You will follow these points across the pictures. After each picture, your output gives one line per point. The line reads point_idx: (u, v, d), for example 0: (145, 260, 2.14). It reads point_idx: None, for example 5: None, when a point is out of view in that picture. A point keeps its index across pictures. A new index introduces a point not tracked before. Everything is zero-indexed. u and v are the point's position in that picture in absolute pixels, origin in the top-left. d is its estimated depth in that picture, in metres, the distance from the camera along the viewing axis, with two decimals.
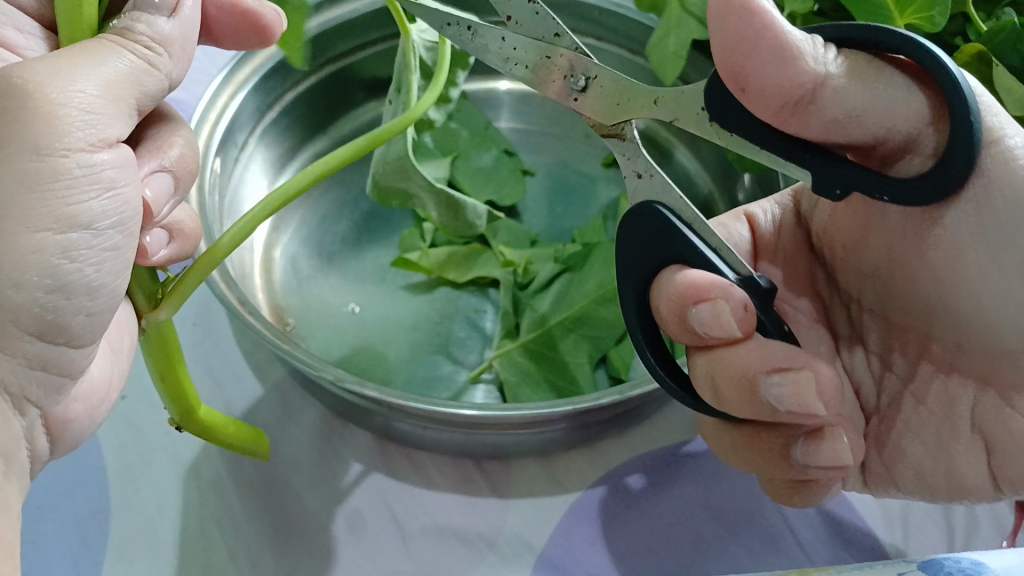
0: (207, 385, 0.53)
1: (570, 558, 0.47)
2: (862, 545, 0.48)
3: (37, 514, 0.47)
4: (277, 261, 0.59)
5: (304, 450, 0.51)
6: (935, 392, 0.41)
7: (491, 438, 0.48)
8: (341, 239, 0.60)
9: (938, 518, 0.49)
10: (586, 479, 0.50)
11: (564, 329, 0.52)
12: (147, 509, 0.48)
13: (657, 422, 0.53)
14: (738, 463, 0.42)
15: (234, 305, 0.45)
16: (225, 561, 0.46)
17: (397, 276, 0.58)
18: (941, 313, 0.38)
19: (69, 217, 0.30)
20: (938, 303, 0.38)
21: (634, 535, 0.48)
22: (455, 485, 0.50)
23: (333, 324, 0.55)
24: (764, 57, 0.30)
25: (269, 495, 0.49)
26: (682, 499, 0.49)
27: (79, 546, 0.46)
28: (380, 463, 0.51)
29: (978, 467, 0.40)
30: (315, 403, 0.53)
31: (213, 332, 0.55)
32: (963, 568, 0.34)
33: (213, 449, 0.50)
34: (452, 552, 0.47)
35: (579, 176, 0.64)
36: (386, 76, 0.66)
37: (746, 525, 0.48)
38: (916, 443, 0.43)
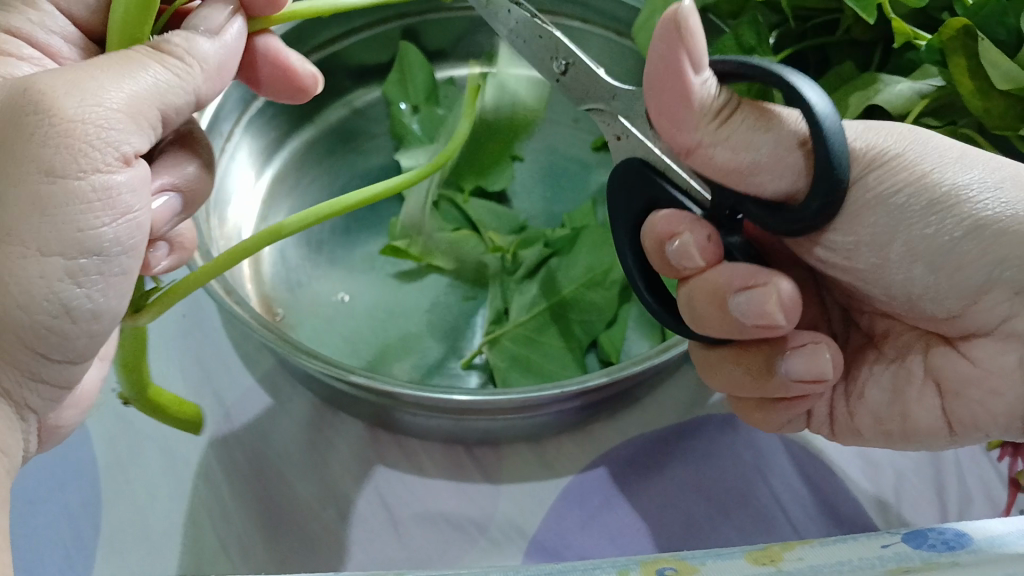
0: (196, 376, 0.53)
1: (561, 542, 0.47)
2: (855, 524, 0.47)
3: (28, 508, 0.47)
4: (266, 251, 0.58)
5: (294, 439, 0.51)
6: (900, 343, 0.41)
7: (480, 424, 0.48)
8: (330, 228, 0.59)
9: (931, 496, 0.48)
10: (577, 463, 0.50)
11: (552, 314, 0.52)
12: (138, 502, 0.48)
13: (647, 404, 0.52)
14: (717, 382, 0.42)
15: (220, 296, 0.45)
16: (216, 552, 0.46)
17: (386, 264, 0.58)
18: (877, 284, 0.37)
19: (81, 244, 0.30)
20: (876, 273, 0.37)
21: (625, 518, 0.48)
22: (447, 472, 0.50)
23: (322, 312, 0.55)
24: (673, 101, 0.31)
25: (260, 485, 0.49)
26: (674, 481, 0.49)
27: (70, 539, 0.46)
28: (371, 450, 0.51)
29: (933, 409, 0.39)
30: (304, 391, 0.53)
31: (202, 323, 0.55)
32: (946, 541, 0.34)
33: (203, 440, 0.50)
34: (443, 538, 0.47)
35: (569, 161, 0.64)
36: (371, 63, 0.65)
37: (739, 506, 0.48)
38: (870, 396, 0.42)
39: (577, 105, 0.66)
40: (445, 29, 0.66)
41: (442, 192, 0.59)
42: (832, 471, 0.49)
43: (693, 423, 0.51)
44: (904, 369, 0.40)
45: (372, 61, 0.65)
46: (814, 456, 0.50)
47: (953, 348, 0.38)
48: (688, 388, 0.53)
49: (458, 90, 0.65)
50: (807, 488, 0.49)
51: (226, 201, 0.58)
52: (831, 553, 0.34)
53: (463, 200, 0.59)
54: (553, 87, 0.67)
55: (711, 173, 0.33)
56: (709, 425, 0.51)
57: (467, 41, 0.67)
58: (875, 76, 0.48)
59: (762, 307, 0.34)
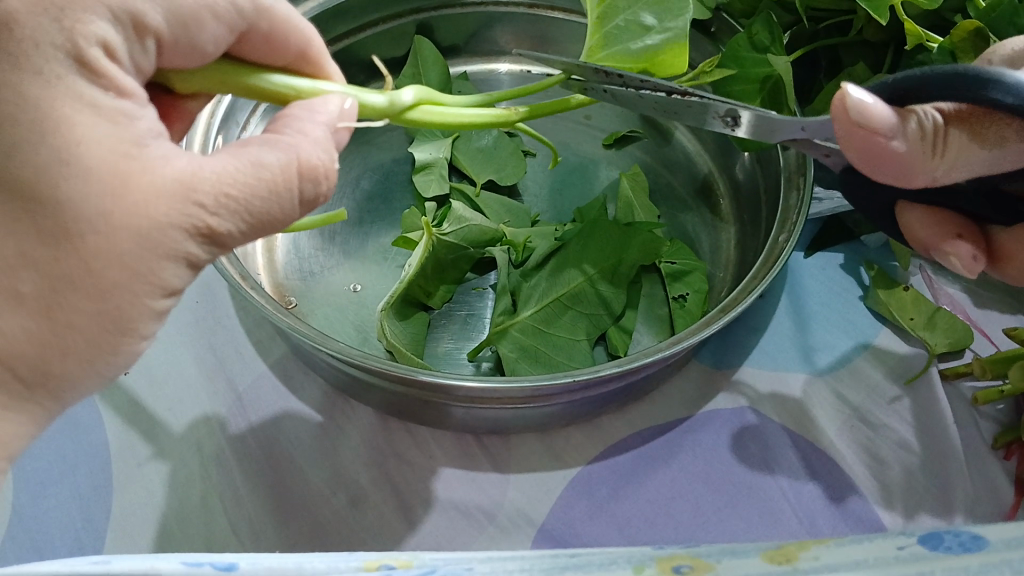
0: (209, 363, 0.53)
1: (569, 530, 0.48)
2: (862, 520, 0.48)
3: (39, 490, 0.48)
4: (280, 240, 0.59)
5: (305, 425, 0.51)
6: (981, 143, 0.32)
7: (492, 412, 0.48)
8: (343, 220, 0.60)
9: (937, 493, 0.49)
10: (586, 453, 0.50)
11: (561, 306, 0.52)
12: (150, 485, 0.48)
13: (656, 397, 0.53)
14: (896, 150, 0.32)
15: (236, 281, 0.44)
16: (226, 534, 0.47)
17: (398, 255, 0.58)
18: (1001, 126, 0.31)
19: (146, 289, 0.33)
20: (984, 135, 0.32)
21: (632, 509, 0.48)
22: (456, 460, 0.50)
23: (335, 301, 0.56)
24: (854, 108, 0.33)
25: (272, 472, 0.49)
26: (682, 473, 0.50)
27: (82, 522, 0.47)
28: (381, 439, 0.51)
29: (998, 150, 0.32)
30: (315, 378, 0.53)
31: (216, 310, 0.55)
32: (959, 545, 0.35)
33: (215, 425, 0.51)
34: (453, 525, 0.48)
35: (582, 158, 0.64)
36: (386, 56, 0.66)
37: (746, 499, 0.49)
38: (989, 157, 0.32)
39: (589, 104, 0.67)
40: (459, 23, 0.66)
41: (454, 184, 0.59)
42: (837, 465, 0.50)
43: (702, 418, 0.52)
44: (1006, 150, 0.32)
45: (387, 55, 0.66)
46: (820, 451, 0.50)
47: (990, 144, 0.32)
48: (696, 381, 0.53)
49: (471, 85, 0.66)
50: (815, 485, 0.49)
51: None
52: (844, 554, 0.36)
53: (474, 193, 0.59)
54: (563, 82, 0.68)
55: (854, 136, 0.33)
56: (717, 418, 0.52)
57: (481, 36, 0.68)
58: None
59: (957, 149, 0.32)
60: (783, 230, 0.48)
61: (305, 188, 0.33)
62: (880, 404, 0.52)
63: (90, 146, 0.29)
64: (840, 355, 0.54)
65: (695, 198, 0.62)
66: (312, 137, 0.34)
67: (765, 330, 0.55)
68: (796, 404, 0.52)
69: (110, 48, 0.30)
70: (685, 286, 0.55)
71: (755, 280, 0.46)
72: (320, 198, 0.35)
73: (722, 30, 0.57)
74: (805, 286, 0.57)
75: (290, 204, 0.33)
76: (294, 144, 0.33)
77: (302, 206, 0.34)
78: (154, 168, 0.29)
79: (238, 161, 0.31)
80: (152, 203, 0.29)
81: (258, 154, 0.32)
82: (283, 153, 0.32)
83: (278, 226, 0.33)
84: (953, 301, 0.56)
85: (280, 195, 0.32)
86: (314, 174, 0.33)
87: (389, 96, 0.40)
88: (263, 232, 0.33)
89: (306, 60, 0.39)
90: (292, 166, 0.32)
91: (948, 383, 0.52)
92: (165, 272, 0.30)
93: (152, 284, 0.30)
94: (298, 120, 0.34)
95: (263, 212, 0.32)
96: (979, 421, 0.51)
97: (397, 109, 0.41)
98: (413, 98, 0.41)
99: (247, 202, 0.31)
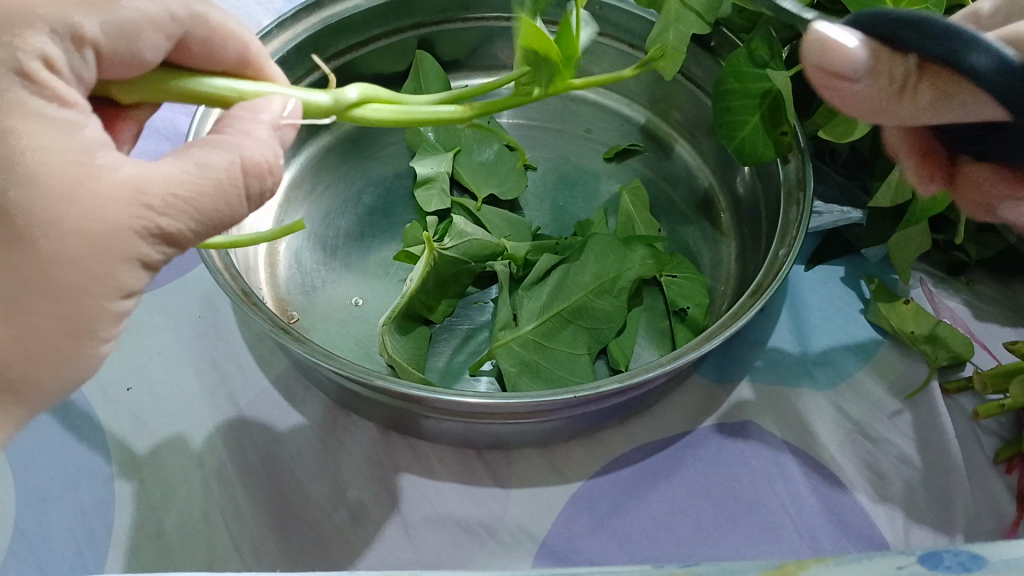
0: (211, 378, 0.53)
1: (571, 546, 0.48)
2: (864, 536, 0.48)
3: (41, 505, 0.48)
4: (282, 255, 0.59)
5: (306, 441, 0.51)
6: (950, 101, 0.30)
7: (492, 428, 0.48)
8: (345, 235, 0.60)
9: (939, 508, 0.49)
10: (587, 468, 0.50)
11: (562, 321, 0.52)
12: (151, 500, 0.49)
13: (657, 411, 0.53)
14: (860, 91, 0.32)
15: (237, 297, 0.44)
16: (227, 550, 0.47)
17: (400, 270, 0.58)
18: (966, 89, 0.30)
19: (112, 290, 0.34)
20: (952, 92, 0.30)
21: (633, 524, 0.48)
22: (457, 475, 0.50)
23: (336, 316, 0.56)
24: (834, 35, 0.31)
25: (273, 487, 0.49)
26: (682, 488, 0.50)
27: (84, 537, 0.47)
28: (382, 454, 0.51)
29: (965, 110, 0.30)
30: (317, 393, 0.53)
31: (217, 325, 0.55)
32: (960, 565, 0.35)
33: (216, 440, 0.51)
34: (454, 540, 0.48)
35: (583, 171, 0.64)
36: (388, 72, 0.66)
37: (746, 515, 0.49)
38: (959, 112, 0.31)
39: (590, 119, 0.68)
40: (460, 38, 0.66)
41: (454, 199, 0.59)
42: (838, 480, 0.50)
43: (703, 432, 0.52)
44: (973, 110, 0.30)
45: (388, 70, 0.66)
46: (821, 466, 0.50)
47: (958, 103, 0.30)
48: (697, 396, 0.53)
49: None
50: (816, 501, 0.49)
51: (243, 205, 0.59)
52: None
53: (475, 207, 0.59)
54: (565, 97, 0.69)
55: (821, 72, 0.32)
56: (718, 433, 0.52)
57: (482, 51, 0.68)
58: None
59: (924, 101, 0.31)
60: (783, 245, 0.48)
61: (251, 184, 0.34)
62: (881, 418, 0.52)
63: (39, 155, 0.30)
64: (841, 369, 0.54)
65: (696, 211, 0.62)
66: (256, 137, 0.34)
67: (765, 345, 0.55)
68: (796, 418, 0.52)
69: (51, 63, 0.32)
70: (686, 300, 0.55)
71: (754, 296, 0.46)
72: (268, 192, 0.36)
73: (723, 45, 0.57)
74: (806, 300, 0.57)
75: (239, 200, 0.34)
76: (237, 143, 0.34)
77: (253, 201, 0.35)
78: (104, 177, 0.31)
79: (184, 164, 0.32)
80: (101, 208, 0.30)
81: (204, 156, 0.33)
82: (227, 153, 0.33)
83: (230, 221, 0.35)
84: (954, 315, 0.56)
85: (226, 191, 0.33)
86: (260, 171, 0.34)
87: (331, 94, 0.39)
88: (216, 227, 0.34)
89: (248, 66, 0.40)
90: (235, 166, 0.33)
91: (949, 398, 0.52)
92: (121, 273, 0.31)
93: (108, 285, 0.31)
94: (241, 118, 0.35)
95: (212, 210, 0.33)
96: (980, 436, 0.51)
97: (341, 105, 0.39)
98: (357, 94, 0.39)
99: (195, 200, 0.32)
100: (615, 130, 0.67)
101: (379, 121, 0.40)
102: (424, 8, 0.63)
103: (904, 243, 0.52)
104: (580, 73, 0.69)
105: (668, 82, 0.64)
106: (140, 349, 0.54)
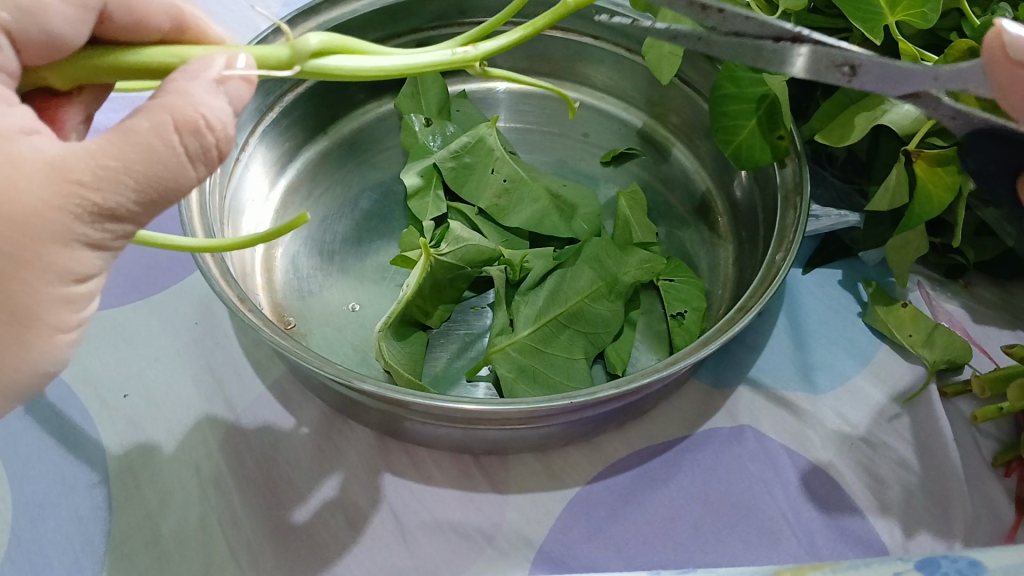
0: (208, 384, 0.53)
1: (569, 552, 0.47)
2: (862, 540, 0.48)
3: (38, 512, 0.48)
4: (279, 260, 0.59)
5: (304, 447, 0.51)
6: None
7: (489, 433, 0.48)
8: (342, 239, 0.60)
9: (937, 513, 0.48)
10: (585, 474, 0.50)
11: (559, 325, 0.52)
12: (148, 506, 0.49)
13: (655, 416, 0.53)
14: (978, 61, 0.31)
15: (234, 304, 0.44)
16: (224, 558, 0.47)
17: (397, 274, 0.58)
18: None
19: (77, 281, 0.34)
20: None
21: (631, 530, 0.48)
22: (454, 481, 0.50)
23: (333, 321, 0.56)
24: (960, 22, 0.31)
25: (270, 494, 0.49)
26: (680, 493, 0.50)
27: (81, 544, 0.47)
28: (379, 459, 0.51)
29: None
30: (314, 399, 0.53)
31: (214, 330, 0.55)
32: None
33: (214, 446, 0.51)
34: (451, 546, 0.48)
35: (580, 175, 0.64)
36: (385, 76, 0.66)
37: (744, 519, 0.49)
38: None
39: (586, 122, 0.68)
40: None
41: (451, 204, 0.59)
42: (836, 485, 0.50)
43: (700, 437, 0.52)
44: None
45: None
46: (819, 471, 0.50)
47: None
48: (694, 400, 0.53)
49: (470, 104, 0.66)
50: (814, 505, 0.49)
51: (241, 210, 0.59)
52: None
53: (472, 212, 0.59)
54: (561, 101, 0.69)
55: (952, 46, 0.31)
56: (716, 438, 0.52)
57: None
58: (881, 97, 0.48)
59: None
60: (780, 249, 0.48)
61: (188, 142, 0.31)
62: (879, 422, 0.52)
63: None
64: (838, 373, 0.54)
65: (693, 215, 0.62)
66: (188, 93, 0.31)
67: (763, 349, 0.55)
68: (794, 422, 0.52)
69: None
70: (683, 304, 0.55)
71: (751, 301, 0.46)
72: (214, 149, 0.33)
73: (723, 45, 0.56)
74: (804, 304, 0.57)
75: (179, 161, 0.32)
76: (165, 102, 0.31)
77: (200, 161, 0.32)
78: (26, 161, 0.30)
79: (111, 135, 0.31)
80: (20, 191, 0.29)
81: (133, 122, 0.31)
82: (156, 115, 0.31)
83: (183, 184, 0.33)
84: (952, 319, 0.55)
85: (157, 154, 0.31)
86: (196, 127, 0.31)
87: (289, 44, 0.35)
88: (172, 195, 0.33)
89: (186, 28, 0.40)
90: (165, 125, 0.31)
91: (947, 402, 0.52)
92: (59, 257, 0.31)
93: (50, 268, 0.31)
94: (177, 81, 0.31)
95: (151, 178, 0.31)
96: (979, 439, 0.51)
97: (304, 55, 0.35)
98: (318, 43, 0.35)
99: (130, 171, 0.31)
100: (612, 133, 0.67)
101: (349, 71, 0.36)
102: (420, 12, 0.63)
103: (900, 248, 0.53)
104: (577, 77, 0.69)
105: (664, 86, 0.64)
106: (137, 355, 0.54)
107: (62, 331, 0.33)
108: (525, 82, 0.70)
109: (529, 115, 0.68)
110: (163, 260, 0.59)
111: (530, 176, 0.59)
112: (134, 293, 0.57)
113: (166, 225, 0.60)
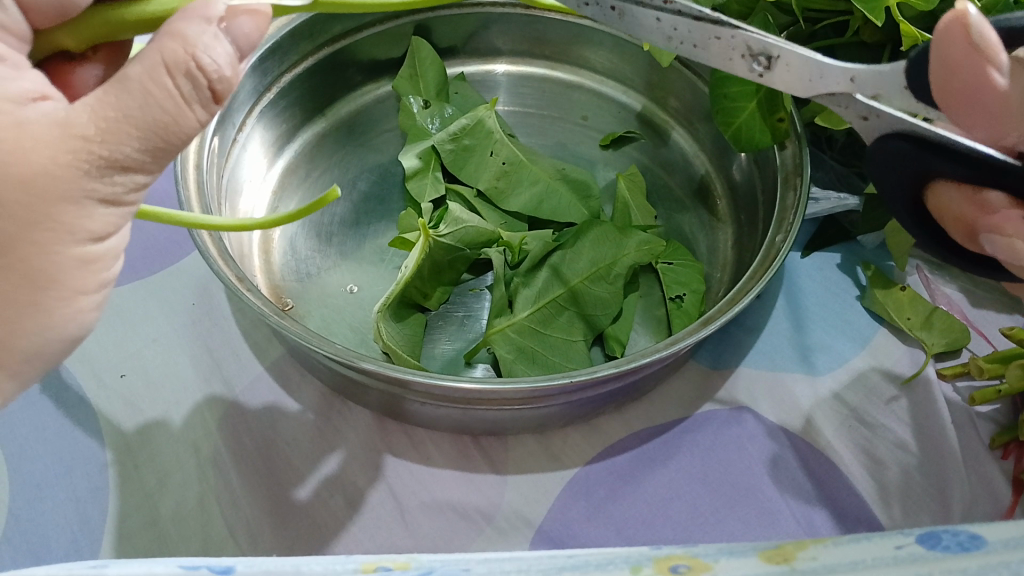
0: (206, 364, 0.53)
1: (567, 531, 0.47)
2: (860, 521, 0.48)
3: (35, 492, 0.48)
4: (276, 242, 0.59)
5: (303, 426, 0.51)
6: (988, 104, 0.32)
7: (488, 413, 0.48)
8: (340, 221, 0.60)
9: (934, 493, 0.49)
10: (584, 454, 0.50)
11: (558, 307, 0.52)
12: (146, 486, 0.48)
13: (654, 398, 0.53)
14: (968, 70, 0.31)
15: (232, 282, 0.44)
16: (223, 536, 0.47)
17: (395, 256, 0.58)
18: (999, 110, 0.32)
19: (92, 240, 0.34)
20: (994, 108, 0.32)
21: (629, 510, 0.48)
22: (453, 462, 0.50)
23: (331, 303, 0.56)
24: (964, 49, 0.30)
25: (269, 474, 0.49)
26: (679, 474, 0.50)
27: (78, 525, 0.47)
28: (378, 440, 0.51)
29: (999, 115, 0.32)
30: (313, 379, 0.53)
31: (212, 311, 0.55)
32: (958, 548, 0.34)
33: (212, 426, 0.51)
34: (451, 526, 0.48)
35: (579, 159, 0.64)
36: (383, 57, 0.66)
37: (743, 499, 0.49)
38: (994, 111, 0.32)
39: (585, 106, 0.68)
40: (455, 25, 0.66)
41: (451, 187, 0.59)
42: (835, 466, 0.50)
43: (700, 418, 0.52)
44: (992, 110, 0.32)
45: (383, 56, 0.66)
46: (818, 453, 0.50)
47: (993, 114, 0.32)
48: (693, 382, 0.53)
49: (469, 86, 0.66)
50: (812, 485, 0.49)
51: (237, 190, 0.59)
52: (843, 553, 0.36)
53: (472, 195, 0.59)
54: (560, 85, 0.69)
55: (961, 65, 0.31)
56: (715, 420, 0.52)
57: (477, 38, 0.67)
58: None
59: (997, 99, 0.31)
60: (780, 230, 0.48)
61: (181, 83, 0.30)
62: (877, 404, 0.52)
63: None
64: (837, 355, 0.54)
65: (693, 199, 0.62)
66: (182, 35, 0.30)
67: (762, 331, 0.55)
68: (793, 404, 0.52)
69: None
70: (682, 287, 0.55)
71: (751, 282, 0.46)
72: (213, 89, 0.31)
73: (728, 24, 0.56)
74: (802, 286, 0.57)
75: (176, 103, 0.31)
76: (157, 44, 0.30)
77: (199, 101, 0.31)
78: (29, 121, 0.29)
79: (106, 85, 0.30)
80: (27, 151, 0.29)
81: (125, 70, 0.30)
82: (147, 58, 0.30)
83: (185, 127, 0.32)
84: (950, 302, 0.56)
85: (154, 99, 0.30)
86: (188, 68, 0.30)
87: None
88: (177, 139, 0.32)
89: None
90: (156, 68, 0.30)
91: (946, 384, 0.52)
92: (73, 217, 0.31)
93: (65, 227, 0.31)
94: (177, 20, 0.30)
95: (153, 125, 0.31)
96: (976, 421, 0.51)
97: None
98: None
99: (131, 121, 0.30)
100: (611, 116, 0.67)
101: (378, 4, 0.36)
102: None
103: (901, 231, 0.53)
104: (576, 60, 0.68)
105: (664, 69, 0.64)
106: (135, 335, 0.54)
107: (80, 292, 0.33)
108: (523, 65, 0.69)
109: (528, 98, 0.68)
110: (160, 240, 0.58)
111: (529, 158, 0.59)
112: (131, 274, 0.57)
113: (164, 206, 0.60)
